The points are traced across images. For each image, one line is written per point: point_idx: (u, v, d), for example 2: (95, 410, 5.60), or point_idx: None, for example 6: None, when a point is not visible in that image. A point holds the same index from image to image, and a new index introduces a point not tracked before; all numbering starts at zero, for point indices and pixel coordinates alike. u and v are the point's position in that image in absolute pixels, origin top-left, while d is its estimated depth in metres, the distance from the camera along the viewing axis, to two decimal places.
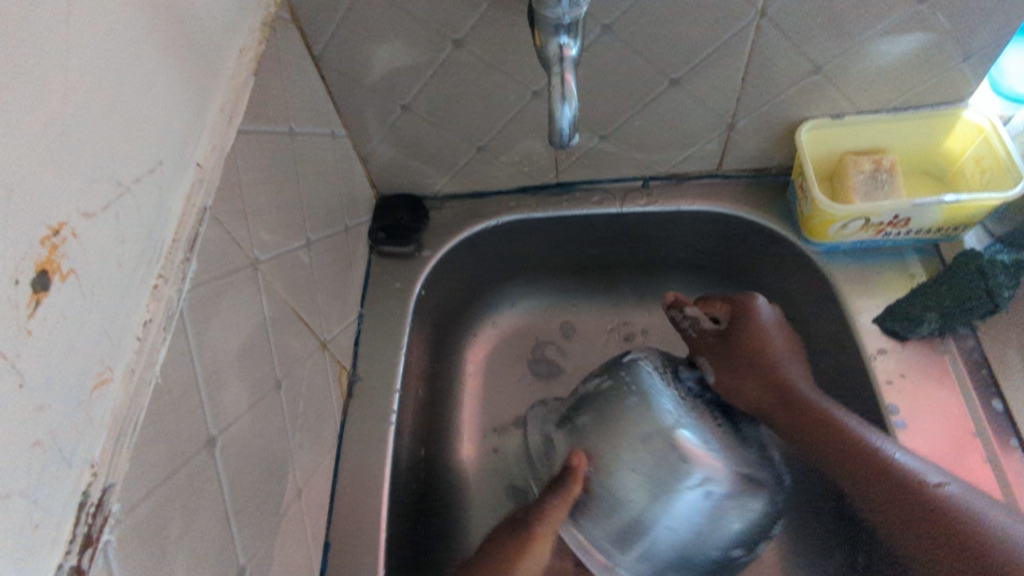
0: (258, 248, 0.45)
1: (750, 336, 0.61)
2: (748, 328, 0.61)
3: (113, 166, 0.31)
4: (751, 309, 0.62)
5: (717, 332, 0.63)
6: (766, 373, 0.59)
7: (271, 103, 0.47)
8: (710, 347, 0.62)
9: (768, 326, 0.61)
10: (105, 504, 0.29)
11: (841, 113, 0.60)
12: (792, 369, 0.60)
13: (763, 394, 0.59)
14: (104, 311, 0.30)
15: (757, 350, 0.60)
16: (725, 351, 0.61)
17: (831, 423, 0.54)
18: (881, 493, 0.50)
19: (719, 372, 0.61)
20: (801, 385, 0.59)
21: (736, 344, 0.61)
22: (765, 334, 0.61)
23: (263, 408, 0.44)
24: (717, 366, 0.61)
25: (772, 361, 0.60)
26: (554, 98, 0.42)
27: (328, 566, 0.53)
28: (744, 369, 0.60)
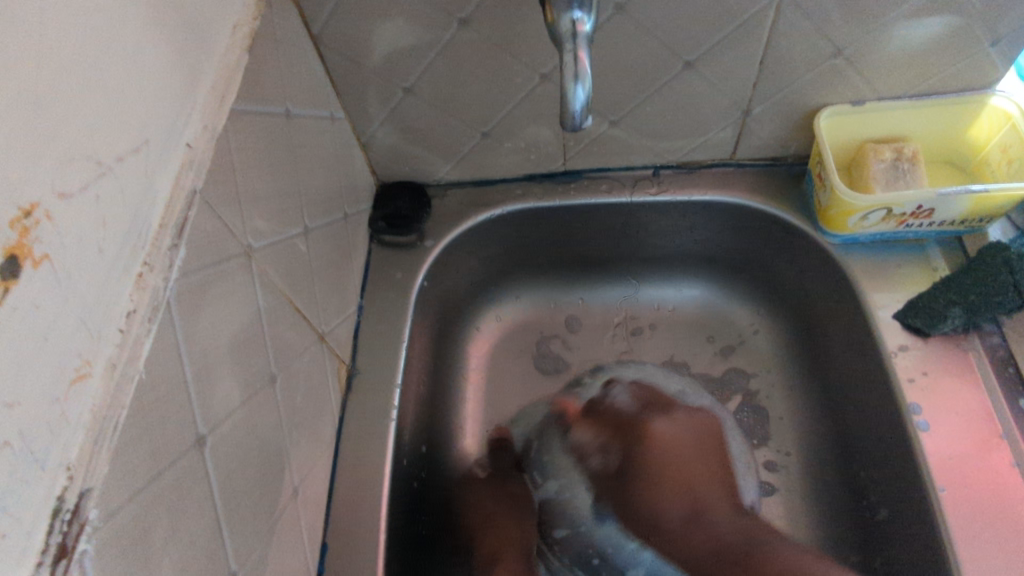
0: (252, 235, 0.43)
1: (650, 476, 0.53)
2: (654, 457, 0.53)
3: (94, 143, 0.29)
4: (656, 423, 0.56)
5: (629, 414, 0.58)
6: (694, 535, 0.49)
7: (266, 82, 0.45)
8: (609, 488, 0.56)
9: (665, 432, 0.55)
10: (82, 510, 0.27)
11: (862, 99, 0.58)
12: (715, 503, 0.51)
13: (685, 540, 0.49)
14: (82, 300, 0.28)
15: (688, 510, 0.50)
16: (625, 491, 0.54)
17: (743, 556, 0.45)
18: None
19: (626, 518, 0.55)
20: (723, 515, 0.50)
21: (634, 490, 0.53)
22: (675, 461, 0.53)
23: (257, 404, 0.42)
24: (645, 532, 0.53)
25: (699, 509, 0.50)
26: (566, 77, 0.39)
27: (325, 568, 0.51)
28: (671, 530, 0.50)
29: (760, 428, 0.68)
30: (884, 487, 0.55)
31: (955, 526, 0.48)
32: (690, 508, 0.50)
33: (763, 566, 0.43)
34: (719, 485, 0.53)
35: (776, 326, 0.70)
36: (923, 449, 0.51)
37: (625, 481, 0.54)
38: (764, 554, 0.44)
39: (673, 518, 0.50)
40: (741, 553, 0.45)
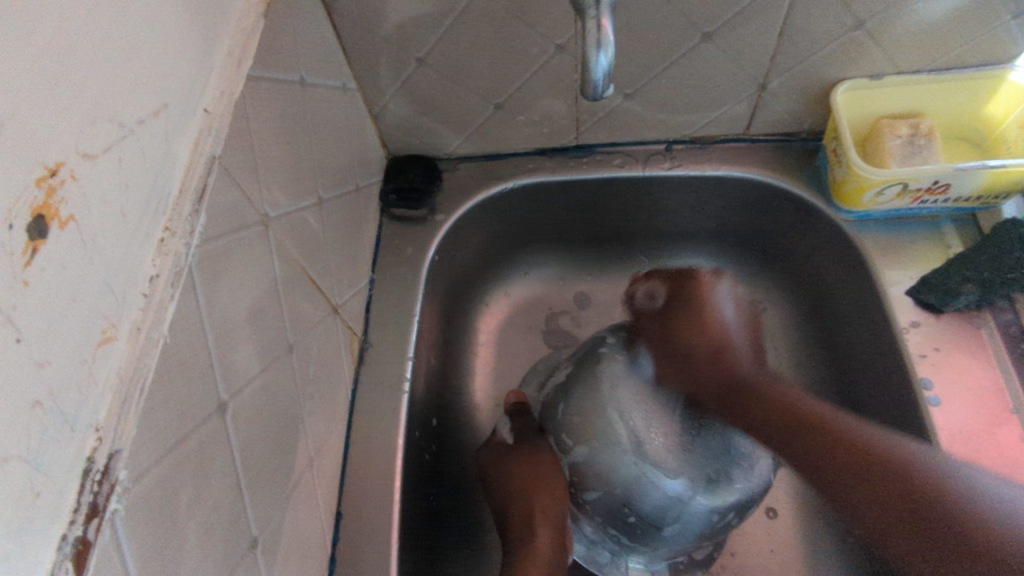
0: (269, 204, 0.43)
1: (692, 319, 0.60)
2: (699, 300, 0.61)
3: (115, 104, 0.28)
4: (715, 281, 0.62)
5: (657, 308, 0.64)
6: (716, 364, 0.56)
7: (282, 49, 0.44)
8: (649, 326, 0.63)
9: (720, 310, 0.59)
10: (111, 471, 0.27)
11: (880, 73, 0.57)
12: (738, 355, 0.56)
13: (708, 378, 0.56)
14: (107, 263, 0.28)
15: (710, 352, 0.57)
16: (665, 334, 0.61)
17: (865, 441, 0.46)
18: (833, 470, 0.45)
19: (660, 357, 0.60)
20: (749, 367, 0.56)
21: (676, 328, 0.60)
22: (715, 309, 0.60)
23: (275, 373, 0.42)
24: (670, 377, 0.59)
25: (721, 350, 0.57)
26: (588, 45, 0.39)
27: (340, 537, 0.51)
28: (698, 366, 0.57)
29: None
30: None
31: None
32: (711, 350, 0.57)
33: (849, 444, 0.46)
34: (747, 341, 0.58)
35: (787, 303, 0.70)
36: (934, 424, 0.51)
37: (666, 327, 0.61)
38: (875, 440, 0.45)
39: (701, 355, 0.57)
40: (747, 390, 0.54)
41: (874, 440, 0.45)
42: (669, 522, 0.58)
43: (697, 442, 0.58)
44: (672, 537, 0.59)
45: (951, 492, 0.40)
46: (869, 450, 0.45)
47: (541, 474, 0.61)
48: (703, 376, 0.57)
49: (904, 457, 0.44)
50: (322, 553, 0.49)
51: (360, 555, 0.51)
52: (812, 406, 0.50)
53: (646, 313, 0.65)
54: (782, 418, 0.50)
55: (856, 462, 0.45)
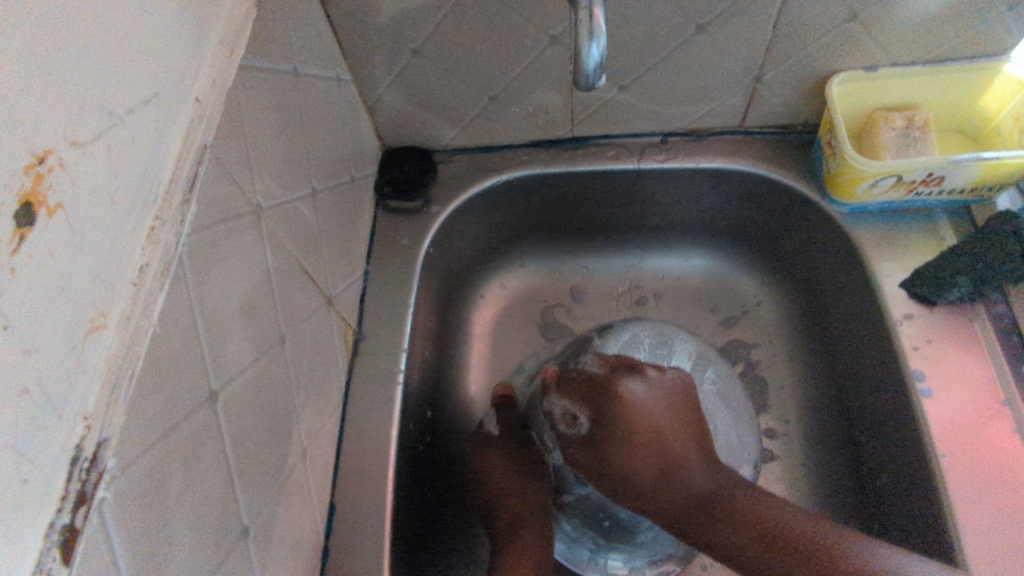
0: (261, 194, 0.43)
1: (621, 432, 0.50)
2: (629, 420, 0.50)
3: (105, 92, 0.28)
4: (627, 380, 0.52)
5: (582, 437, 0.52)
6: (668, 485, 0.48)
7: (274, 39, 0.44)
8: (575, 456, 0.52)
9: (648, 404, 0.50)
10: (100, 459, 0.27)
11: (875, 65, 0.57)
12: (688, 468, 0.48)
13: (659, 497, 0.48)
14: (96, 251, 0.28)
15: (651, 436, 0.49)
16: (598, 452, 0.50)
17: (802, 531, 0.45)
18: (767, 558, 0.44)
19: (579, 458, 0.52)
20: (696, 468, 0.49)
21: (609, 448, 0.50)
22: (648, 420, 0.50)
23: (267, 363, 0.42)
24: (598, 469, 0.51)
25: (669, 466, 0.48)
26: (580, 37, 0.39)
27: (333, 526, 0.51)
28: (636, 456, 0.49)
29: (758, 396, 0.68)
30: (890, 458, 0.56)
31: (957, 491, 0.48)
32: (658, 469, 0.48)
33: (760, 525, 0.45)
34: (693, 439, 0.50)
35: (782, 295, 0.70)
36: (926, 419, 0.51)
37: (597, 445, 0.51)
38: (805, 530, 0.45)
39: (645, 479, 0.48)
40: (710, 496, 0.47)
41: (779, 522, 0.45)
42: (649, 517, 0.58)
43: None
44: (649, 535, 0.59)
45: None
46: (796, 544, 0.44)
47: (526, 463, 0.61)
48: (644, 480, 0.48)
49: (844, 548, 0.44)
50: (316, 543, 0.49)
51: (353, 545, 0.51)
52: (780, 513, 0.46)
53: (570, 441, 0.53)
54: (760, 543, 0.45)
55: None
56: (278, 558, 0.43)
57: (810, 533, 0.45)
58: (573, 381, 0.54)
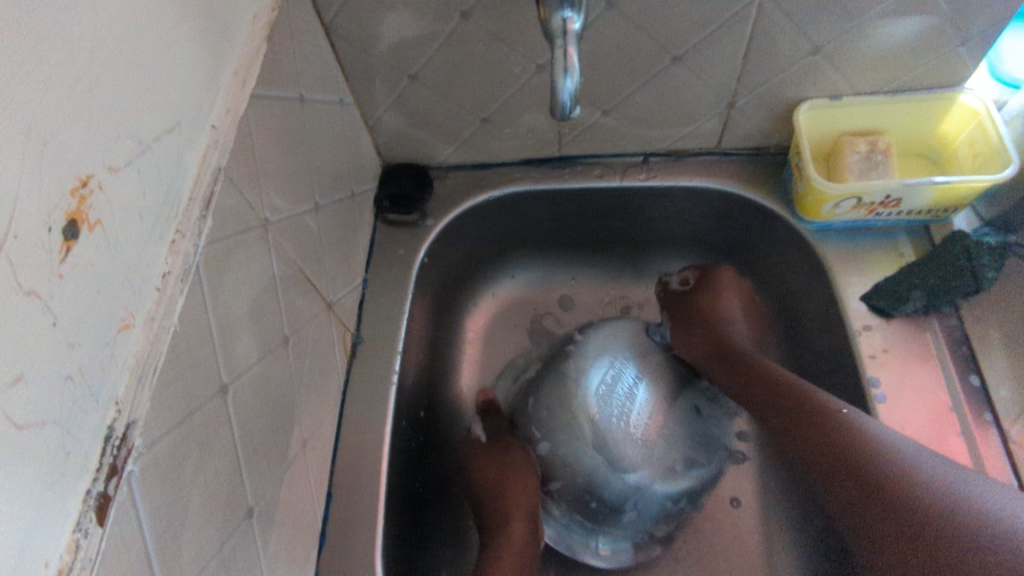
0: (268, 209, 0.47)
1: (707, 313, 0.71)
2: (716, 298, 0.71)
3: (135, 124, 0.33)
4: (727, 274, 0.72)
5: (683, 291, 0.73)
6: (753, 376, 0.62)
7: (283, 69, 0.49)
8: (675, 305, 0.74)
9: (731, 304, 0.71)
10: (129, 438, 0.31)
11: (839, 94, 0.61)
12: (735, 336, 0.70)
13: (704, 345, 0.70)
14: (127, 261, 0.32)
15: (720, 322, 0.70)
16: (687, 312, 0.72)
17: (852, 423, 0.51)
18: (812, 442, 0.53)
19: (677, 329, 0.72)
20: (744, 345, 0.69)
21: (704, 308, 0.71)
22: (720, 307, 0.71)
23: (272, 361, 0.47)
24: (696, 339, 0.71)
25: (728, 326, 0.70)
26: (556, 71, 0.43)
27: (330, 514, 0.56)
28: (701, 331, 0.71)
29: None
30: None
31: None
32: (717, 325, 0.70)
33: (822, 418, 0.53)
34: (749, 334, 0.71)
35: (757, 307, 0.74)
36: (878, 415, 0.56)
37: (692, 302, 0.72)
38: (850, 422, 0.51)
39: (717, 345, 0.68)
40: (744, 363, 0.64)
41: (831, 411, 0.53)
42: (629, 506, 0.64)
43: (663, 429, 0.65)
44: (628, 523, 0.65)
45: (914, 476, 0.46)
46: (831, 425, 0.52)
47: (512, 463, 0.66)
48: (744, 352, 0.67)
49: (876, 442, 0.49)
50: (314, 529, 0.54)
51: (348, 532, 0.55)
52: (825, 409, 0.54)
53: (671, 292, 0.74)
54: (825, 458, 0.51)
55: (842, 461, 0.50)
56: (279, 539, 0.47)
57: (857, 428, 0.51)
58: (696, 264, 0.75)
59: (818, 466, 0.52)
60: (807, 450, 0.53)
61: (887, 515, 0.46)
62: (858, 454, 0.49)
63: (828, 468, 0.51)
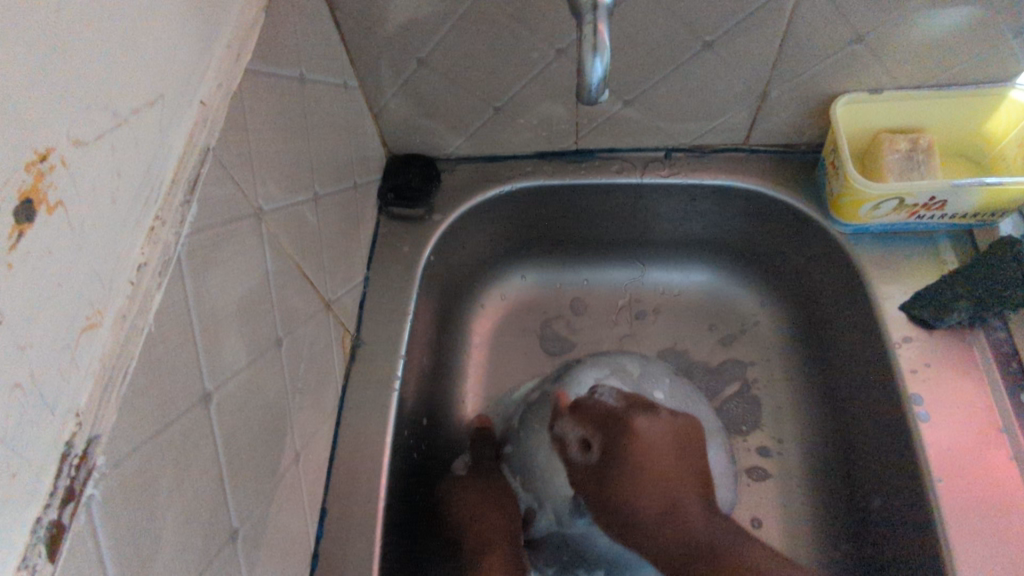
0: (263, 198, 0.43)
1: (634, 471, 0.56)
2: (636, 455, 0.56)
3: (109, 93, 0.28)
4: (642, 418, 0.57)
5: (590, 464, 0.58)
6: (669, 529, 0.54)
7: (282, 45, 0.44)
8: (587, 486, 0.58)
9: (657, 465, 0.56)
10: (90, 455, 0.27)
11: (880, 87, 0.57)
12: (691, 508, 0.55)
13: (660, 535, 0.54)
14: (95, 250, 0.28)
15: (660, 509, 0.54)
16: (603, 501, 0.56)
17: (771, 572, 0.50)
18: None
19: (597, 511, 0.57)
20: (701, 522, 0.54)
21: (618, 483, 0.56)
22: (654, 456, 0.56)
23: (263, 365, 0.42)
24: (623, 532, 0.56)
25: (674, 505, 0.55)
26: (584, 50, 0.39)
27: (324, 532, 0.51)
28: (651, 525, 0.54)
29: (751, 416, 0.68)
30: (886, 475, 0.55)
31: (948, 502, 0.48)
32: (662, 507, 0.54)
33: (723, 564, 0.50)
34: (696, 485, 0.56)
35: (782, 315, 0.70)
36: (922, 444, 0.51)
37: (609, 479, 0.56)
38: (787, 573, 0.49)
39: (649, 518, 0.54)
40: (708, 550, 0.52)
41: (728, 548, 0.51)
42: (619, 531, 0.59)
43: None
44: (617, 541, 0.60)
45: None
46: None
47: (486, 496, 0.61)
48: (692, 525, 0.54)
49: None
50: (305, 548, 0.49)
51: (342, 552, 0.51)
52: (763, 564, 0.50)
53: (577, 466, 0.59)
54: None
55: None
56: (267, 562, 0.43)
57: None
58: (592, 406, 0.60)
59: None
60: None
61: None
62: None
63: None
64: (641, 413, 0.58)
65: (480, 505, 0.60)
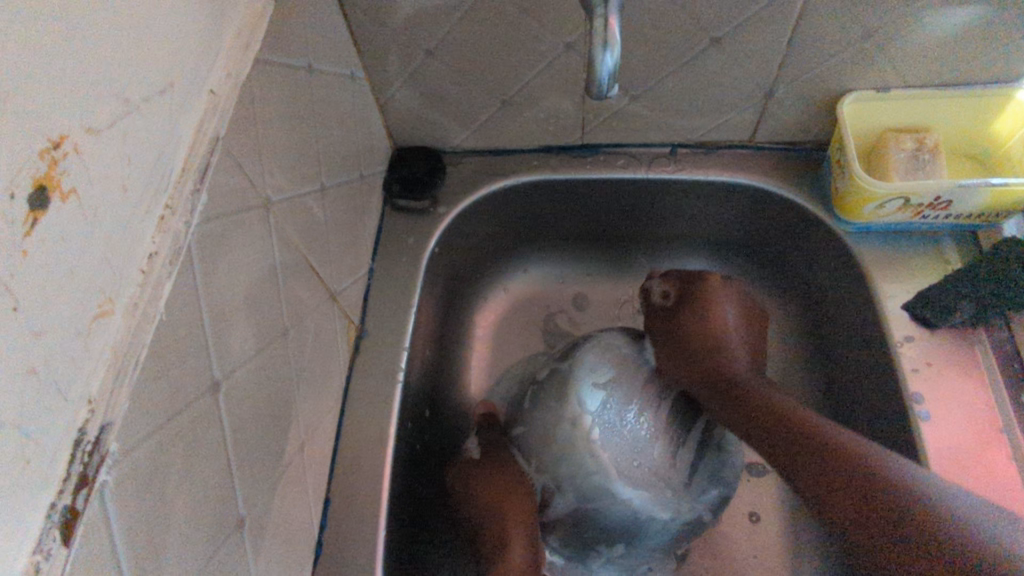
0: (270, 187, 0.43)
1: (684, 318, 0.63)
2: (708, 316, 0.63)
3: (121, 80, 0.28)
4: (721, 279, 0.64)
5: (666, 306, 0.65)
6: (716, 369, 0.60)
7: (290, 34, 0.44)
8: (655, 326, 0.65)
9: (727, 318, 0.63)
10: (103, 442, 0.27)
11: (887, 86, 0.57)
12: (733, 356, 0.61)
13: (701, 365, 0.61)
14: (107, 237, 0.28)
15: (708, 345, 0.62)
16: (671, 332, 0.64)
17: (841, 440, 0.48)
18: (795, 433, 0.50)
19: (664, 356, 0.63)
20: (742, 370, 0.60)
21: (686, 333, 0.63)
22: (718, 321, 0.62)
23: (269, 355, 0.42)
24: (665, 359, 0.63)
25: (716, 349, 0.61)
26: (595, 45, 0.39)
27: (328, 522, 0.51)
28: (694, 358, 0.62)
29: None
30: None
31: None
32: (707, 349, 0.61)
33: (796, 419, 0.51)
34: (747, 344, 0.63)
35: (784, 312, 0.70)
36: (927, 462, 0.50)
37: (676, 314, 0.64)
38: (855, 442, 0.47)
39: (694, 347, 0.62)
40: (740, 386, 0.58)
41: (797, 410, 0.52)
42: (633, 531, 0.60)
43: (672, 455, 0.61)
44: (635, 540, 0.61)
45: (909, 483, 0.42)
46: (826, 435, 0.48)
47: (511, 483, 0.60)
48: (736, 371, 0.60)
49: (880, 460, 0.45)
50: (310, 538, 0.49)
51: (347, 542, 0.51)
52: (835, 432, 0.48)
53: (651, 308, 0.66)
54: (796, 444, 0.49)
55: (831, 458, 0.46)
56: (273, 550, 0.43)
57: (807, 423, 0.50)
58: (680, 270, 0.67)
59: (844, 515, 0.44)
60: (777, 446, 0.51)
61: (844, 489, 0.44)
62: (816, 435, 0.49)
63: (734, 417, 0.56)
64: (721, 278, 0.65)
65: (496, 500, 0.59)
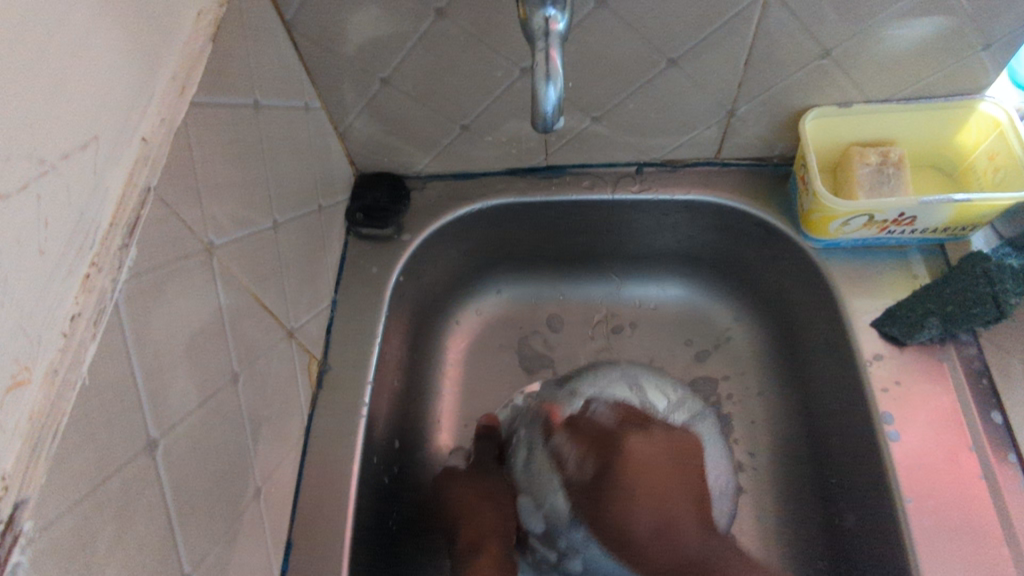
0: (213, 231, 0.42)
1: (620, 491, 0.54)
2: (627, 480, 0.54)
3: (36, 138, 0.27)
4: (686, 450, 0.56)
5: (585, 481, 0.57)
6: (667, 550, 0.52)
7: (233, 73, 0.43)
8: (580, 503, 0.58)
9: (655, 461, 0.54)
10: (16, 521, 0.26)
11: (849, 102, 0.57)
12: (683, 521, 0.52)
13: (656, 547, 0.52)
14: (23, 304, 0.27)
15: (655, 527, 0.52)
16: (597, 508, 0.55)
17: None
18: None
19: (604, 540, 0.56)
20: (692, 529, 0.52)
21: (604, 504, 0.55)
22: (645, 461, 0.54)
23: (217, 403, 0.41)
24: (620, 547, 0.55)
25: (664, 522, 0.52)
26: (537, 78, 0.38)
27: (289, 564, 0.51)
28: (656, 546, 0.52)
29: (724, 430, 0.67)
30: (857, 491, 0.55)
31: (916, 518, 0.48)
32: (656, 529, 0.52)
33: None
34: (687, 492, 0.54)
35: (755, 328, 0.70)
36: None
37: (598, 500, 0.55)
38: None
39: (641, 530, 0.52)
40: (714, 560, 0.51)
41: None
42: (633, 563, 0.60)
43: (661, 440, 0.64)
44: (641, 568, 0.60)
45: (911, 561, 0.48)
46: None
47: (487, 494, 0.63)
48: (681, 531, 0.52)
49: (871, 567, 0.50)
50: None
51: None
52: None
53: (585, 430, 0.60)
54: None
55: None
56: None
57: None
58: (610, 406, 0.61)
59: None
60: None
61: None
62: None
63: None
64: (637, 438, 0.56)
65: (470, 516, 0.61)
